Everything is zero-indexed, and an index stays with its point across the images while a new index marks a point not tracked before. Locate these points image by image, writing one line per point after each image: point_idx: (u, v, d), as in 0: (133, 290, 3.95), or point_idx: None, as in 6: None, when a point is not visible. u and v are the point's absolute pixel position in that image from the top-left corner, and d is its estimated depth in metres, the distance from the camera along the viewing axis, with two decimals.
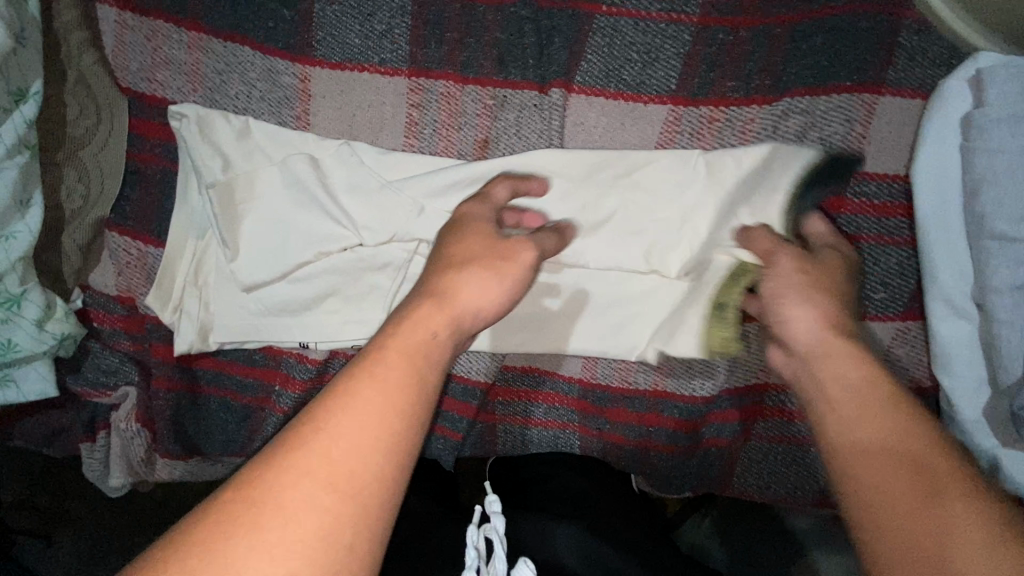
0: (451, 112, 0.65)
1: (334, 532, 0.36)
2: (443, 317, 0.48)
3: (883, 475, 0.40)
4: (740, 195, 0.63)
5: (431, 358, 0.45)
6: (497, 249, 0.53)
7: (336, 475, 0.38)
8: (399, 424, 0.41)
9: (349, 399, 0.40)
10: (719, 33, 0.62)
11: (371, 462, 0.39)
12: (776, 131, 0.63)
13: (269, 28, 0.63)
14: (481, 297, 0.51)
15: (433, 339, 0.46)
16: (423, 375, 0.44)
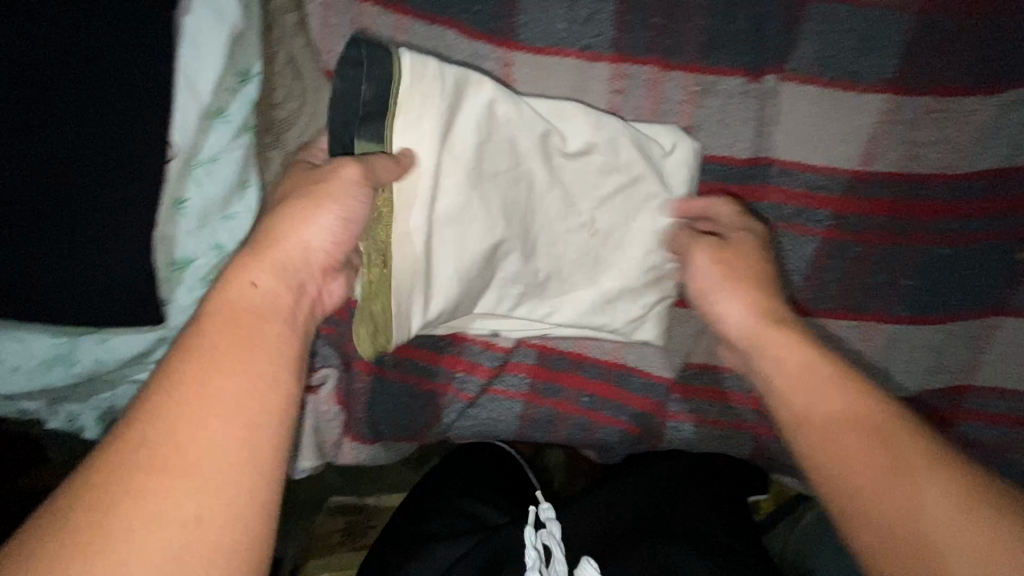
0: (654, 98, 0.64)
1: (208, 488, 0.37)
2: (266, 278, 0.46)
3: (858, 448, 0.47)
4: (954, 189, 0.62)
5: (260, 321, 0.44)
6: (303, 194, 0.49)
7: (219, 446, 0.38)
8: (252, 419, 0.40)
9: (192, 369, 0.40)
10: (941, 21, 0.59)
11: (225, 459, 0.38)
12: (1002, 123, 0.60)
13: (474, 11, 0.62)
14: (306, 239, 0.48)
15: (255, 289, 0.45)
16: (254, 361, 0.42)
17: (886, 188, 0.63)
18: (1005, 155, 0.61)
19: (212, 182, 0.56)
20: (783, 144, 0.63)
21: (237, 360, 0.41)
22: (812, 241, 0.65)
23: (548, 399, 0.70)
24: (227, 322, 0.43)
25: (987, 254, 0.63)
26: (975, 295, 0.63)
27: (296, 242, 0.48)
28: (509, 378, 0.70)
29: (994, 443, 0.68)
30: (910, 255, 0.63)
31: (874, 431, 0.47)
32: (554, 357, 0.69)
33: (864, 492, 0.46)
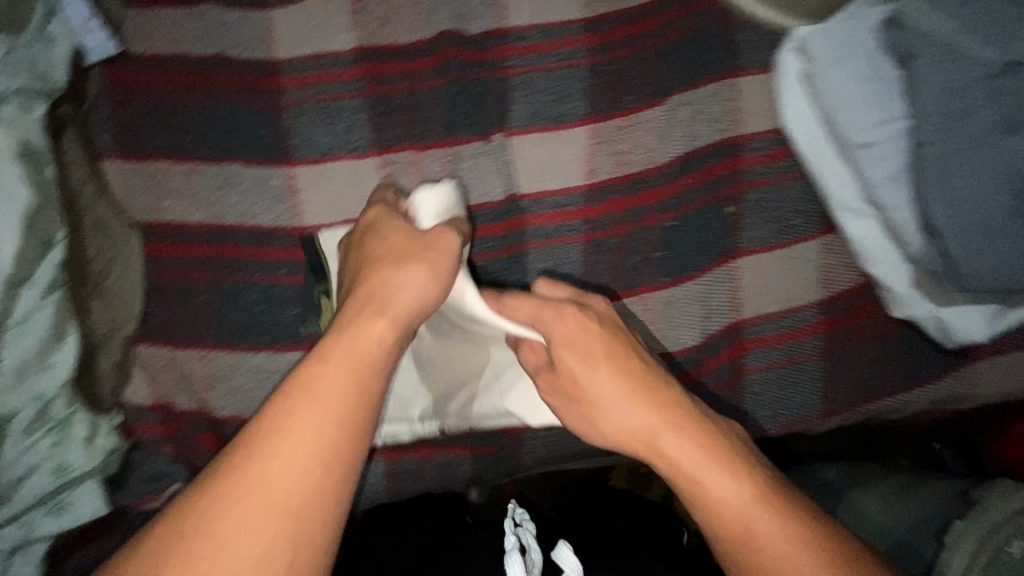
0: (418, 174, 0.78)
1: (281, 513, 0.45)
2: (335, 372, 0.51)
3: (702, 479, 0.55)
4: (663, 176, 0.78)
5: (319, 383, 0.50)
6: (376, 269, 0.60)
7: (274, 475, 0.46)
8: (317, 457, 0.48)
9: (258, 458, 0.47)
10: (606, 66, 0.80)
11: (281, 506, 0.46)
12: (675, 122, 0.79)
13: (254, 147, 0.76)
14: (417, 301, 0.58)
15: (377, 341, 0.54)
16: (330, 404, 0.49)
17: (615, 189, 0.78)
18: (686, 144, 0.78)
19: (25, 339, 0.60)
20: (526, 181, 0.79)
21: (304, 411, 0.49)
22: (575, 246, 0.78)
23: (406, 449, 0.76)
24: (288, 414, 0.49)
25: (704, 215, 0.78)
26: (712, 248, 0.78)
27: (397, 300, 0.57)
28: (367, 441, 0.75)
29: (788, 360, 0.78)
30: (651, 235, 0.78)
31: (724, 458, 0.56)
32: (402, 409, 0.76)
33: (740, 527, 0.53)
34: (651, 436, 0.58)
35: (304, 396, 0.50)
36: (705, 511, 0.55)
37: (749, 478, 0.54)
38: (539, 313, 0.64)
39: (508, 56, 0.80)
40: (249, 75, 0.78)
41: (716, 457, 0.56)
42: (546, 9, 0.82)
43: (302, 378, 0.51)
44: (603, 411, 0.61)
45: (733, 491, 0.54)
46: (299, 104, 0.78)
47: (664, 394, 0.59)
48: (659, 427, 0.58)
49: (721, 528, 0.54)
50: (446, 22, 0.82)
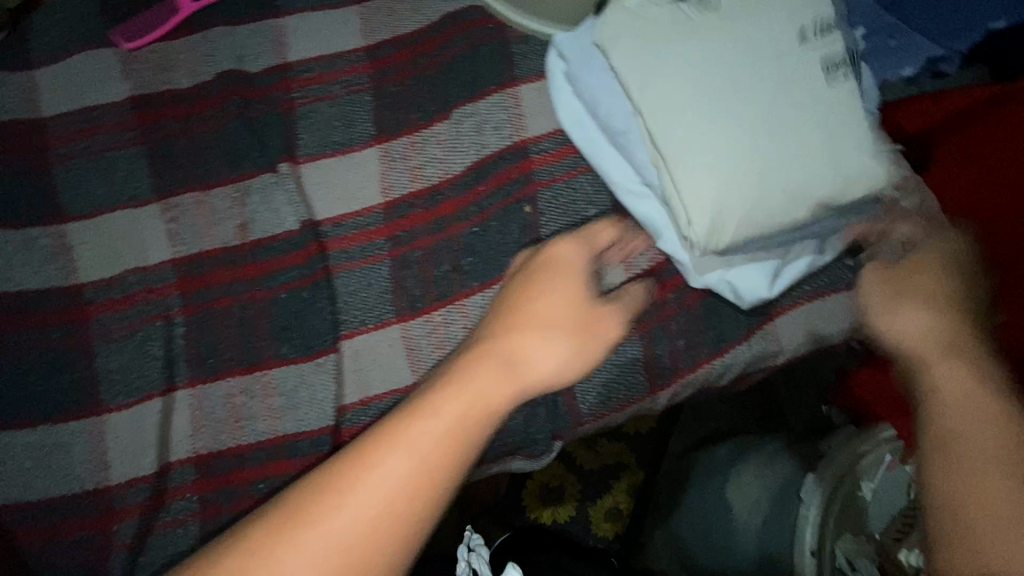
0: (205, 213, 0.76)
1: (381, 527, 0.44)
2: (488, 364, 0.55)
3: (958, 435, 0.48)
4: (457, 183, 0.81)
5: (495, 400, 0.53)
6: (517, 296, 0.63)
7: (345, 510, 0.44)
8: (403, 499, 0.45)
9: (337, 483, 0.46)
10: (389, 88, 0.83)
11: (345, 527, 0.44)
12: (462, 132, 0.81)
13: (23, 207, 0.74)
14: (544, 351, 0.59)
15: (528, 350, 0.59)
16: (450, 432, 0.49)
17: (412, 201, 0.80)
18: (476, 151, 0.81)
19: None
20: (323, 206, 0.78)
21: (448, 439, 0.48)
22: (383, 263, 0.77)
23: (222, 506, 0.67)
24: (413, 416, 0.49)
25: (503, 216, 0.80)
26: (516, 246, 0.79)
27: (531, 313, 0.61)
28: (175, 505, 0.66)
29: None
30: (456, 241, 0.79)
31: (977, 401, 0.50)
32: (212, 463, 0.68)
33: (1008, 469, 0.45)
34: (930, 361, 0.55)
35: (416, 412, 0.49)
36: (981, 464, 0.46)
37: (1008, 425, 0.47)
38: (573, 252, 0.69)
39: (292, 89, 0.82)
40: (20, 136, 0.78)
41: (986, 390, 0.51)
42: (327, 43, 0.85)
43: (419, 402, 0.51)
44: (927, 362, 0.55)
45: (974, 406, 0.49)
46: (70, 158, 0.77)
47: (946, 304, 0.60)
48: (959, 399, 0.50)
49: (961, 511, 0.45)
50: (226, 63, 0.83)
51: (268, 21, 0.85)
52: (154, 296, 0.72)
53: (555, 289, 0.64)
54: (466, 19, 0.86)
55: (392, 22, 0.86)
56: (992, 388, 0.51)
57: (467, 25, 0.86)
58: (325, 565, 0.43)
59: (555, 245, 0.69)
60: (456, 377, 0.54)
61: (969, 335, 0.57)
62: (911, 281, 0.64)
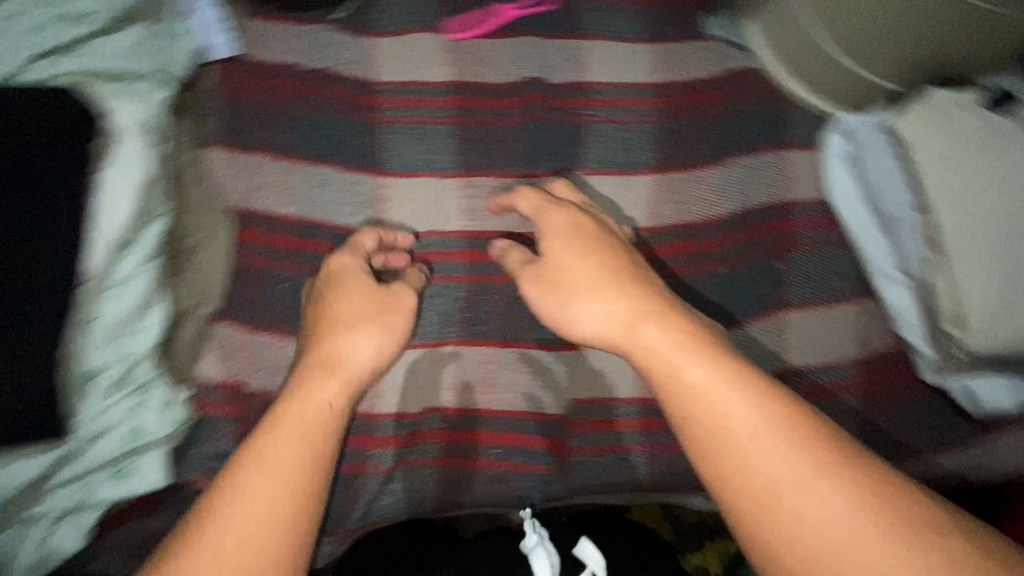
0: (496, 198, 0.83)
1: (267, 548, 0.51)
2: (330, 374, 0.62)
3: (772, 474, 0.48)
4: (721, 226, 0.84)
5: (338, 377, 0.62)
6: (328, 295, 0.69)
7: (246, 513, 0.51)
8: (285, 497, 0.53)
9: (255, 449, 0.55)
10: (672, 125, 0.89)
11: (253, 527, 0.51)
12: (733, 180, 0.86)
13: (347, 153, 0.82)
14: (357, 343, 0.65)
15: (362, 347, 0.66)
16: (281, 462, 0.54)
17: (676, 233, 0.84)
18: (741, 201, 0.85)
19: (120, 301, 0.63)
20: (597, 216, 0.84)
21: (287, 470, 0.54)
22: (637, 281, 0.83)
23: (460, 458, 0.76)
24: (260, 436, 0.57)
25: (757, 266, 0.84)
26: (761, 298, 0.84)
27: (337, 332, 0.66)
28: (424, 445, 0.76)
29: (829, 412, 0.81)
30: (708, 279, 0.83)
31: (727, 411, 0.51)
32: (459, 418, 0.77)
33: (778, 462, 0.48)
34: (670, 375, 0.55)
35: (270, 431, 0.57)
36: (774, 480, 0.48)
37: (781, 430, 0.49)
38: (536, 208, 0.74)
39: (587, 105, 0.89)
40: (351, 90, 0.85)
41: (777, 434, 0.49)
42: (620, 70, 0.92)
43: (268, 426, 0.57)
44: (686, 391, 0.54)
45: (773, 409, 0.51)
46: (393, 121, 0.84)
47: (716, 350, 0.56)
48: (704, 400, 0.52)
49: (740, 496, 0.49)
50: (533, 69, 0.90)
51: (572, 39, 0.93)
52: (440, 259, 0.81)
53: (348, 286, 0.70)
54: (750, 81, 0.93)
55: (682, 66, 0.93)
56: (787, 399, 0.52)
57: (752, 87, 0.92)
58: (261, 535, 0.51)
59: (521, 194, 0.76)
60: (283, 398, 0.60)
61: (743, 385, 0.52)
62: (619, 286, 0.64)
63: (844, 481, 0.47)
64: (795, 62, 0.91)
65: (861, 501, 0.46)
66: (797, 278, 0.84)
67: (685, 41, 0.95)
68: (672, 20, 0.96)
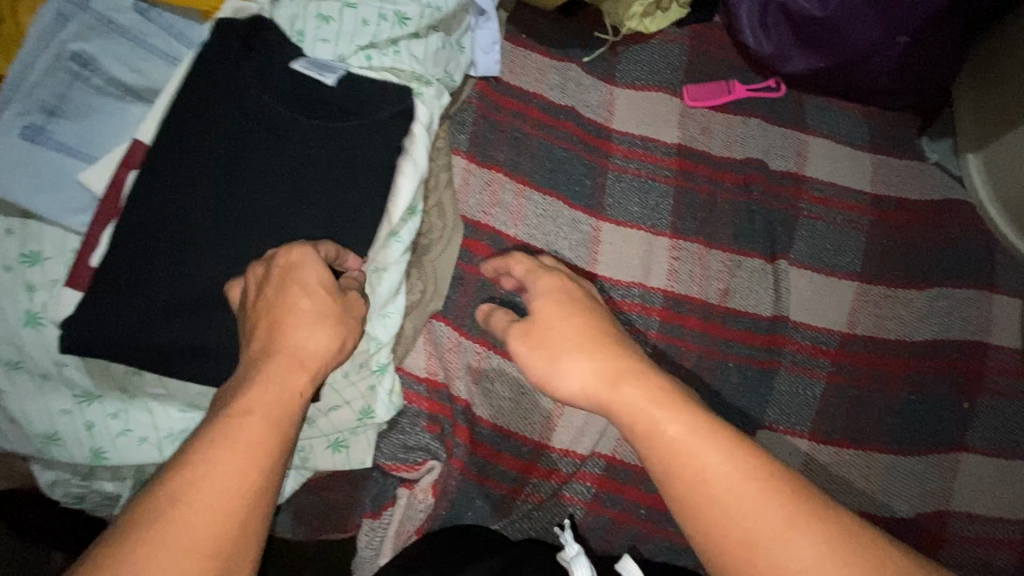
0: (702, 267, 0.85)
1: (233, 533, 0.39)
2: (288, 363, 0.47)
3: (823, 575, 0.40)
4: (915, 349, 0.85)
5: (273, 389, 0.45)
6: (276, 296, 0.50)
7: (165, 537, 0.37)
8: (214, 509, 0.39)
9: (209, 440, 0.41)
10: (883, 238, 0.90)
11: (198, 539, 0.38)
12: (934, 308, 0.86)
13: (574, 189, 0.86)
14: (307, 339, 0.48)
15: (310, 338, 0.48)
16: (244, 448, 0.42)
17: (868, 343, 0.85)
18: (938, 331, 0.86)
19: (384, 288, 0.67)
20: (794, 309, 0.85)
21: (224, 463, 0.41)
22: (819, 382, 0.83)
23: (608, 509, 0.77)
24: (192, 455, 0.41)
25: (942, 399, 0.83)
26: (941, 432, 0.82)
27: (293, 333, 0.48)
28: (580, 486, 0.76)
29: (987, 567, 0.78)
30: (892, 399, 0.83)
31: (771, 494, 0.42)
32: (617, 468, 0.77)
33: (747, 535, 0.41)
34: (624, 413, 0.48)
35: (197, 451, 0.41)
36: None
37: (737, 472, 0.43)
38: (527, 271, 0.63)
39: (802, 198, 0.91)
40: (588, 131, 0.89)
41: (774, 507, 0.42)
42: (839, 172, 0.94)
43: (238, 404, 0.44)
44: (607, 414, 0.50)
45: (755, 501, 0.42)
46: (620, 170, 0.88)
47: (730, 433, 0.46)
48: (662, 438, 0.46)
49: (720, 544, 0.42)
50: (755, 152, 0.93)
51: (795, 132, 0.96)
52: (639, 312, 0.82)
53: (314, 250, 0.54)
54: (963, 214, 0.93)
55: (898, 183, 0.94)
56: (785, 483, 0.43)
57: (964, 220, 0.93)
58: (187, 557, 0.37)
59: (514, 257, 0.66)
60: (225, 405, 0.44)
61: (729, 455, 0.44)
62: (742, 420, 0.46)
63: (809, 523, 0.41)
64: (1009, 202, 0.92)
65: (833, 552, 0.40)
66: (980, 422, 0.83)
67: (901, 159, 0.97)
68: (890, 137, 0.99)
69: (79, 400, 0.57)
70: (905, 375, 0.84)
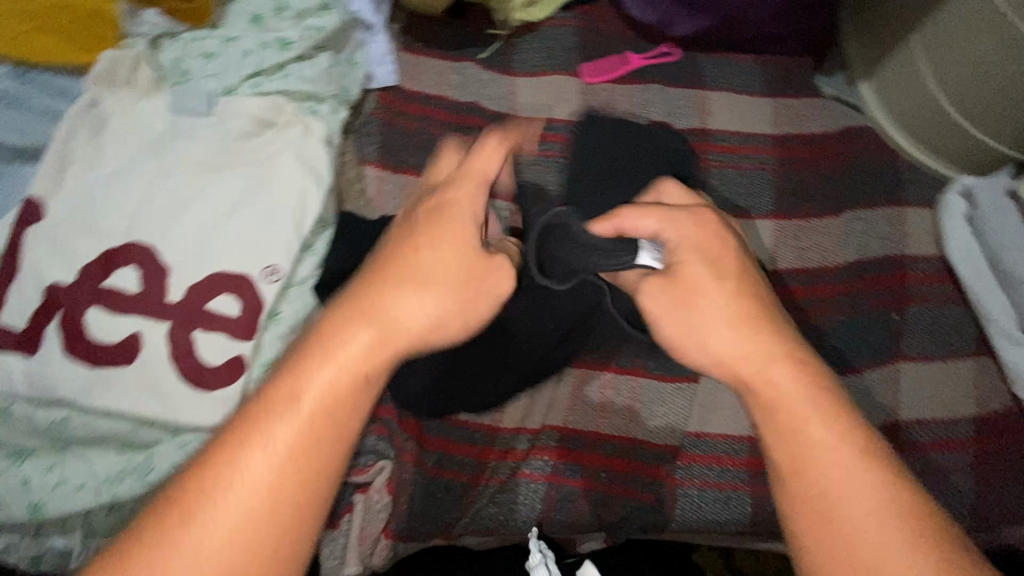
0: None
1: (296, 488, 0.48)
2: (366, 336, 0.53)
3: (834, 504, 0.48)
4: (838, 273, 0.88)
5: (353, 366, 0.52)
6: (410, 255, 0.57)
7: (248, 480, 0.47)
8: (288, 473, 0.48)
9: (285, 401, 0.50)
10: (792, 175, 0.93)
11: (267, 496, 0.47)
12: (848, 232, 0.90)
13: None
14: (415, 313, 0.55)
15: (409, 319, 0.55)
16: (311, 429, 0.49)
17: (794, 275, 0.88)
18: (857, 253, 0.89)
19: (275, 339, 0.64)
20: None
21: (296, 439, 0.49)
22: None
23: (571, 479, 0.77)
24: (273, 397, 0.50)
25: (872, 315, 0.86)
26: (878, 347, 0.85)
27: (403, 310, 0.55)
28: (537, 461, 0.77)
29: (943, 468, 0.81)
30: (825, 323, 0.86)
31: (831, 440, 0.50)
32: (573, 437, 0.78)
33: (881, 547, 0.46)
34: (805, 417, 0.51)
35: (269, 407, 0.50)
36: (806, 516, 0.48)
37: (879, 484, 0.48)
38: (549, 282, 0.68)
39: (709, 150, 0.94)
40: (494, 122, 0.92)
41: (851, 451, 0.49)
42: (743, 121, 0.97)
43: (308, 371, 0.51)
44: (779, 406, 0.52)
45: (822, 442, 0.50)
46: (531, 153, 0.91)
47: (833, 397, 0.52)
48: (802, 434, 0.50)
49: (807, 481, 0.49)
50: (659, 115, 0.97)
51: (695, 91, 0.99)
52: None
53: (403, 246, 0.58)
54: (865, 138, 0.97)
55: (798, 121, 0.98)
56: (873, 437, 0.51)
57: (866, 144, 0.97)
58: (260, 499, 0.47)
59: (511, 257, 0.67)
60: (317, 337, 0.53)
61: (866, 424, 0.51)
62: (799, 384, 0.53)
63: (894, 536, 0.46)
64: (904, 117, 0.96)
65: (870, 480, 0.48)
66: (913, 329, 0.86)
67: (799, 99, 1.01)
68: (788, 81, 1.03)
69: (13, 457, 0.58)
70: (833, 299, 0.87)
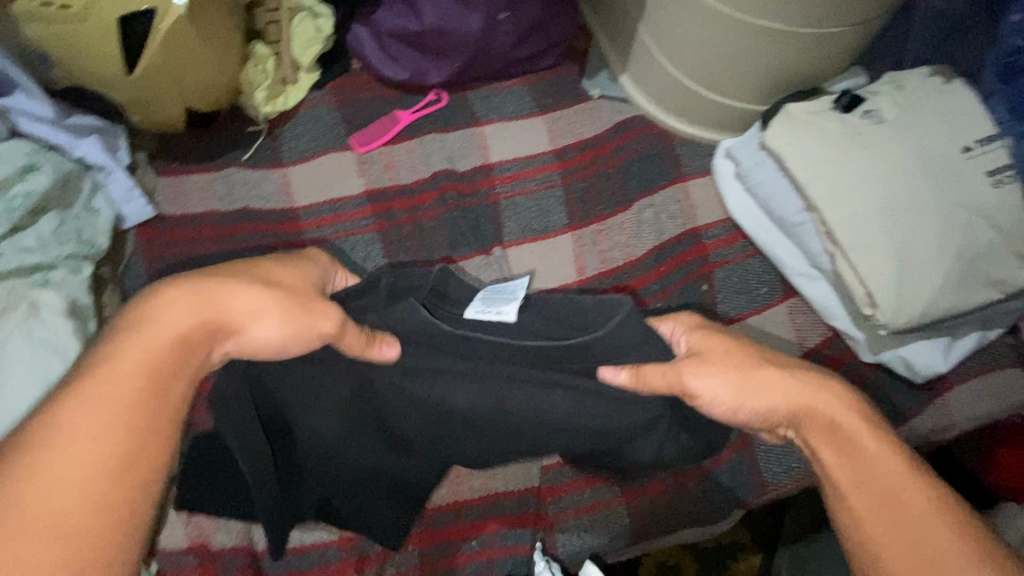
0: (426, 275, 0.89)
1: (99, 505, 0.44)
2: (192, 319, 0.51)
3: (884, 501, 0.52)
4: (643, 264, 0.92)
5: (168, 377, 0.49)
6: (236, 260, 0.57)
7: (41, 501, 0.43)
8: (79, 486, 0.44)
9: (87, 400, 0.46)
10: (577, 184, 0.97)
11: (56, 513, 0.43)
12: (642, 219, 0.94)
13: None
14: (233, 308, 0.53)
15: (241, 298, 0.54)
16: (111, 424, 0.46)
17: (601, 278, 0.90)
18: (655, 238, 0.93)
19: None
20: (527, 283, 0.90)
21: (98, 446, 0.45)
22: None
23: (441, 560, 0.75)
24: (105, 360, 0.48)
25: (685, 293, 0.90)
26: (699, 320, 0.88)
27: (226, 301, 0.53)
28: (401, 555, 0.74)
29: None
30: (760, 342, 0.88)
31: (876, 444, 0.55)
32: (432, 517, 0.76)
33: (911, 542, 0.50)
34: (850, 433, 0.56)
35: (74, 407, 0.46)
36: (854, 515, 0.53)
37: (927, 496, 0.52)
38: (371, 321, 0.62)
39: (495, 184, 0.96)
40: (274, 221, 0.89)
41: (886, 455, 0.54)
42: (522, 145, 1.00)
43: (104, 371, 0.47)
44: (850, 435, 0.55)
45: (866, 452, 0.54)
46: (320, 241, 0.89)
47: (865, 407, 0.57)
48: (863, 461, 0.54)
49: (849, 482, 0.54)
50: (441, 163, 0.97)
51: (470, 129, 1.00)
52: None
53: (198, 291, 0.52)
54: (636, 127, 1.02)
55: (573, 128, 1.02)
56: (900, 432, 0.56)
57: (637, 132, 1.01)
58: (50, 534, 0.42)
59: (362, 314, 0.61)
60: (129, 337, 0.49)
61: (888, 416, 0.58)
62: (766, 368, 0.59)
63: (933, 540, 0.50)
64: (660, 101, 1.02)
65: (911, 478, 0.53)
66: (725, 290, 0.90)
67: (571, 107, 1.04)
68: (557, 91, 1.06)
69: None
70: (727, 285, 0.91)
